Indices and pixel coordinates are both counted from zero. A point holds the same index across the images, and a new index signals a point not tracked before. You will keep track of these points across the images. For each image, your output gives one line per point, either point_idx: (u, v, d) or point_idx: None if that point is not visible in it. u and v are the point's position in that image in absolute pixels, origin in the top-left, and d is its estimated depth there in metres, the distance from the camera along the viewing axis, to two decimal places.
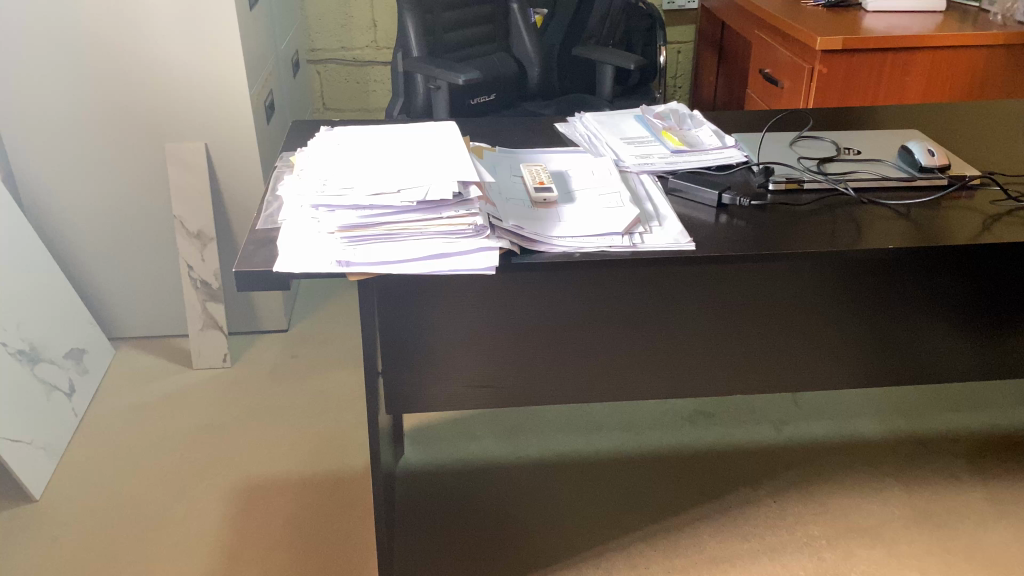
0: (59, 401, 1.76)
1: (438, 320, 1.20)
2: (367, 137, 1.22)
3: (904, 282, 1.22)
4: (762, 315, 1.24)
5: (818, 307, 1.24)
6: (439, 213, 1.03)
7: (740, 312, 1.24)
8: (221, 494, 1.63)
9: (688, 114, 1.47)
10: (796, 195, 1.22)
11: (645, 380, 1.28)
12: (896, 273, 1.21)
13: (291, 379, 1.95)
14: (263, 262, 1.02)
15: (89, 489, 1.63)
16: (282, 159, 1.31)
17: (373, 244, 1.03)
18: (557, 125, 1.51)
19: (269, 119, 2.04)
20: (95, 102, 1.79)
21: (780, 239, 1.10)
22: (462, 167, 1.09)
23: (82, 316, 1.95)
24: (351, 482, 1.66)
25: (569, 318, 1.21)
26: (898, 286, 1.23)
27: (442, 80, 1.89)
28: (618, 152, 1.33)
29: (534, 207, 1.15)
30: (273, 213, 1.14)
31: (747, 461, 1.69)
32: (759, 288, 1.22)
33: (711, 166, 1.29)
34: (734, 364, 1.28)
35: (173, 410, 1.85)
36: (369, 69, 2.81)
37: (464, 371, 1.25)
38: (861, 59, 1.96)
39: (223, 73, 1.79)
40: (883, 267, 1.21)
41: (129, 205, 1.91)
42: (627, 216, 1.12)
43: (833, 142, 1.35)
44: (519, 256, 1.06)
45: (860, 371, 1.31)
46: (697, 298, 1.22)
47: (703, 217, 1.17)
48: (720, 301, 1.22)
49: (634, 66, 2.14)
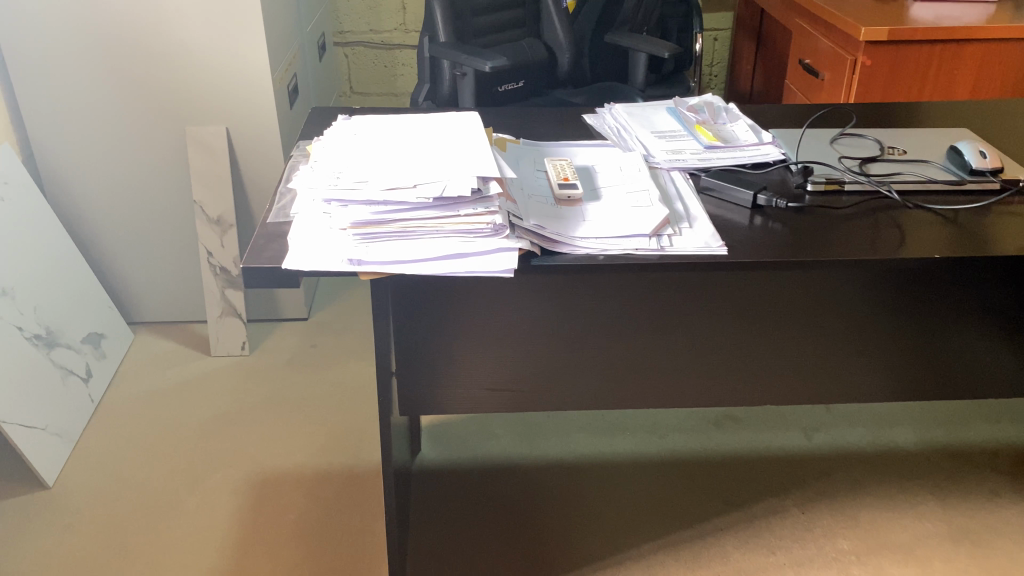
0: (75, 386, 1.74)
1: (456, 322, 1.15)
2: (385, 127, 1.17)
3: (947, 295, 1.14)
4: (792, 324, 1.18)
5: (853, 319, 1.17)
6: (455, 211, 0.98)
7: (769, 321, 1.17)
8: (234, 486, 1.60)
9: (723, 106, 1.40)
10: (836, 196, 1.15)
11: (670, 387, 1.23)
12: (940, 286, 1.13)
13: (309, 369, 1.91)
14: (272, 258, 0.98)
15: (101, 477, 1.61)
16: (298, 149, 1.26)
17: (386, 241, 0.98)
18: (584, 116, 1.45)
19: (292, 103, 1.99)
20: (116, 83, 1.76)
21: (819, 246, 1.03)
22: (483, 162, 1.04)
23: (101, 299, 1.93)
24: (366, 477, 1.63)
25: (591, 323, 1.16)
26: (940, 299, 1.15)
27: (468, 66, 1.83)
28: (649, 146, 1.27)
29: (557, 205, 1.09)
30: (286, 205, 1.10)
31: (775, 468, 1.63)
32: (792, 298, 1.15)
33: (746, 164, 1.22)
34: (758, 372, 1.23)
35: (190, 398, 1.82)
36: (398, 52, 2.76)
37: (480, 374, 1.20)
38: (908, 51, 1.87)
39: (247, 57, 1.75)
40: (926, 279, 1.13)
41: (149, 188, 1.88)
42: (656, 217, 1.06)
43: (877, 140, 1.27)
44: (540, 258, 1.00)
45: (896, 384, 1.25)
46: (726, 308, 1.15)
47: (736, 219, 1.10)
48: (748, 309, 1.16)
49: (668, 54, 2.06)
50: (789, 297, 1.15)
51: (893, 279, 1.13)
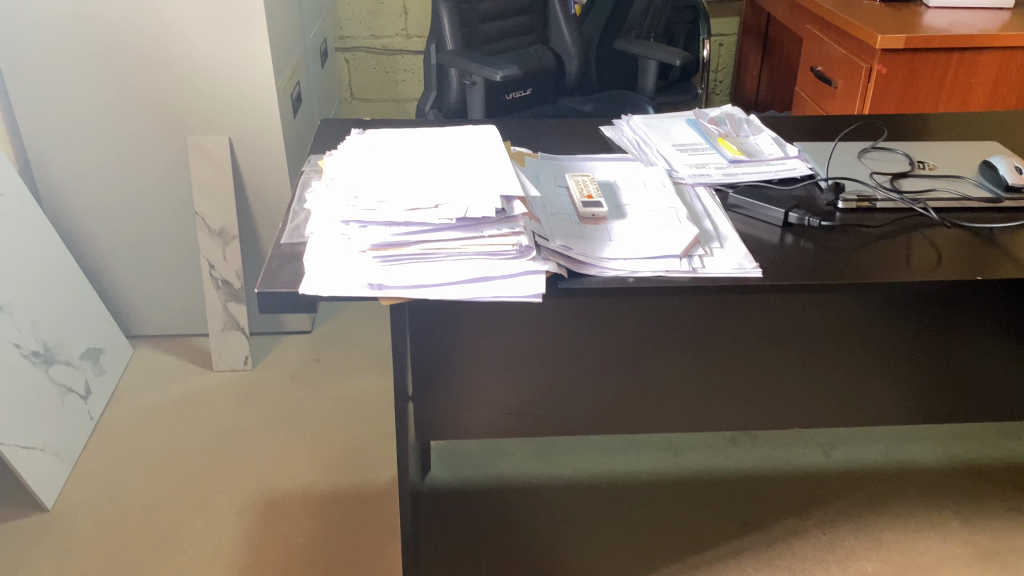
0: (74, 404, 1.70)
1: (476, 346, 1.11)
2: (401, 142, 1.13)
3: (975, 320, 1.10)
4: (815, 350, 1.13)
5: (878, 344, 1.12)
6: (479, 231, 0.94)
7: (792, 346, 1.12)
8: (239, 507, 1.55)
9: (744, 117, 1.37)
10: (868, 215, 1.11)
11: (694, 410, 1.19)
12: (968, 312, 1.08)
13: (314, 384, 1.87)
14: (288, 281, 0.94)
15: (102, 499, 1.56)
16: (310, 164, 1.21)
17: (407, 264, 0.93)
18: (601, 128, 1.41)
19: (296, 112, 1.95)
20: (115, 91, 1.71)
21: (855, 268, 1.00)
22: (507, 179, 1.00)
23: (99, 313, 1.88)
24: (375, 498, 1.58)
25: (616, 347, 1.11)
26: (968, 324, 1.10)
27: (478, 75, 1.78)
28: (672, 161, 1.23)
29: (582, 223, 1.05)
30: (300, 224, 1.05)
31: (794, 487, 1.59)
32: (819, 326, 1.10)
33: (772, 179, 1.19)
34: (784, 395, 1.18)
35: (193, 415, 1.78)
36: (399, 58, 2.72)
37: (499, 398, 1.16)
38: (924, 60, 1.84)
39: (250, 64, 1.71)
40: (955, 306, 1.08)
41: (149, 200, 1.84)
42: (686, 236, 1.02)
43: (906, 154, 1.24)
44: (567, 280, 0.96)
45: (923, 406, 1.21)
46: (753, 333, 1.11)
47: (767, 238, 1.06)
48: (771, 334, 1.11)
49: (680, 62, 2.02)
50: (813, 324, 1.10)
51: (922, 306, 1.08)
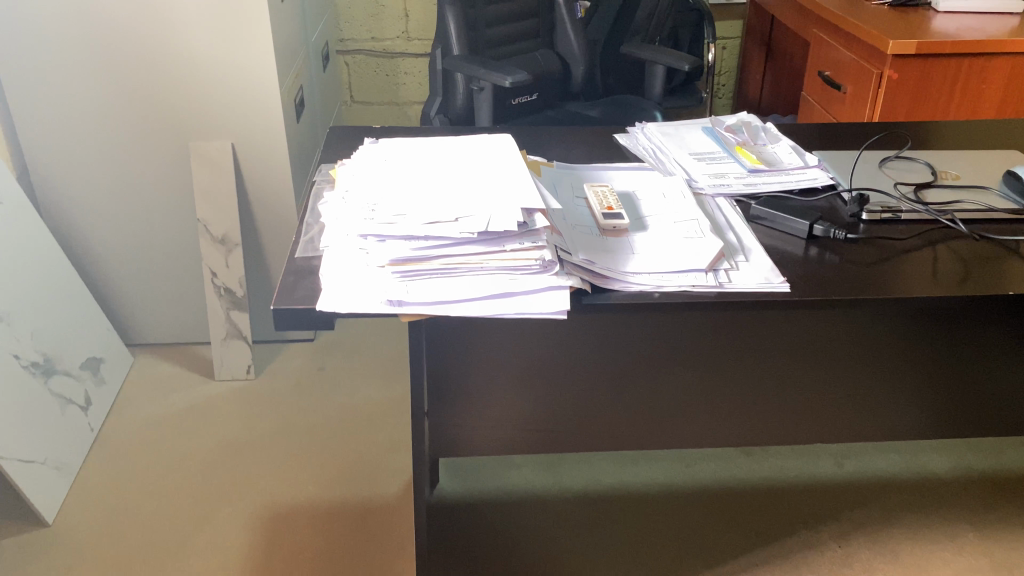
0: (75, 416, 1.66)
1: (495, 363, 1.07)
2: (416, 151, 1.10)
3: (997, 330, 1.07)
4: (835, 364, 1.10)
5: (898, 357, 1.10)
6: (501, 245, 0.91)
7: (812, 360, 1.09)
8: (245, 522, 1.52)
9: (761, 126, 1.35)
10: (892, 226, 1.09)
11: (717, 427, 1.16)
12: (990, 322, 1.06)
13: (319, 394, 1.84)
14: (305, 298, 0.91)
15: (104, 513, 1.53)
16: (320, 174, 1.18)
17: (427, 280, 0.91)
18: (615, 136, 1.39)
19: (299, 117, 1.92)
20: (116, 96, 1.68)
21: (885, 282, 0.97)
22: (528, 191, 0.98)
23: (99, 323, 1.84)
24: (383, 511, 1.56)
25: (638, 366, 1.08)
26: (990, 335, 1.08)
27: (486, 81, 1.75)
28: (690, 171, 1.21)
29: (603, 236, 1.03)
30: (314, 237, 1.02)
31: (808, 498, 1.57)
32: (841, 340, 1.07)
33: (793, 190, 1.17)
34: (806, 414, 1.15)
35: (195, 426, 1.74)
36: (400, 61, 2.69)
37: (516, 415, 1.13)
38: (936, 65, 1.82)
39: (254, 69, 1.68)
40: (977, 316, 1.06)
41: (150, 207, 1.80)
42: (710, 249, 1.00)
43: (928, 164, 1.22)
44: (591, 296, 0.93)
45: (946, 421, 1.18)
46: (777, 349, 1.08)
47: (792, 251, 1.04)
48: (791, 349, 1.08)
49: (688, 67, 1.98)
50: (834, 338, 1.07)
51: (944, 317, 1.05)
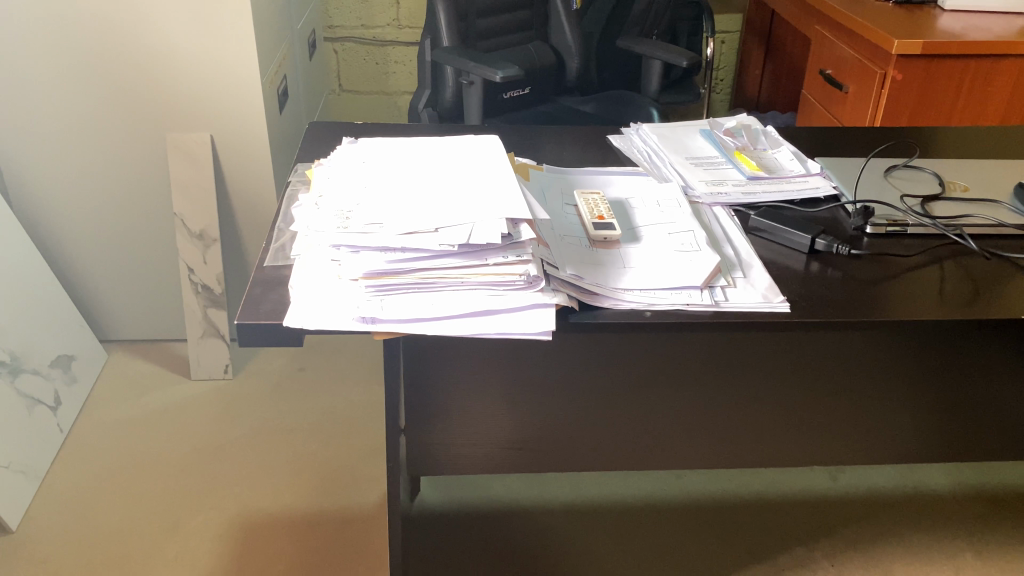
0: (43, 417, 1.60)
1: (477, 380, 1.02)
2: (397, 153, 1.04)
3: (995, 353, 1.01)
4: (826, 384, 1.04)
5: (892, 378, 1.04)
6: (484, 259, 0.86)
7: (803, 381, 1.04)
8: (218, 531, 1.47)
9: (761, 129, 1.29)
10: (896, 241, 1.03)
11: (707, 448, 1.11)
12: (990, 344, 1.00)
13: (298, 396, 1.78)
14: (271, 312, 0.85)
15: (71, 521, 1.47)
16: (296, 175, 1.12)
17: (402, 294, 0.84)
18: (608, 137, 1.33)
19: (282, 107, 1.85)
20: (89, 86, 1.60)
21: (890, 303, 0.92)
22: (514, 200, 0.92)
23: (71, 319, 1.78)
24: (362, 521, 1.50)
25: (626, 384, 1.03)
26: (988, 357, 1.02)
27: (476, 75, 1.68)
28: (687, 177, 1.15)
29: (593, 247, 0.97)
30: (285, 244, 0.96)
31: (800, 514, 1.52)
32: (839, 364, 1.02)
33: (793, 200, 1.11)
34: (796, 435, 1.10)
35: (168, 429, 1.68)
36: (390, 49, 2.62)
37: (497, 434, 1.07)
38: (943, 67, 1.76)
39: (234, 57, 1.60)
40: (976, 338, 1.00)
41: (124, 199, 1.73)
42: (707, 264, 0.94)
43: (935, 174, 1.16)
44: (578, 314, 0.88)
45: (941, 444, 1.13)
46: (770, 368, 1.02)
47: (792, 267, 0.98)
48: (781, 368, 1.02)
49: (686, 63, 1.91)
50: (826, 357, 1.01)
51: (941, 339, 0.99)
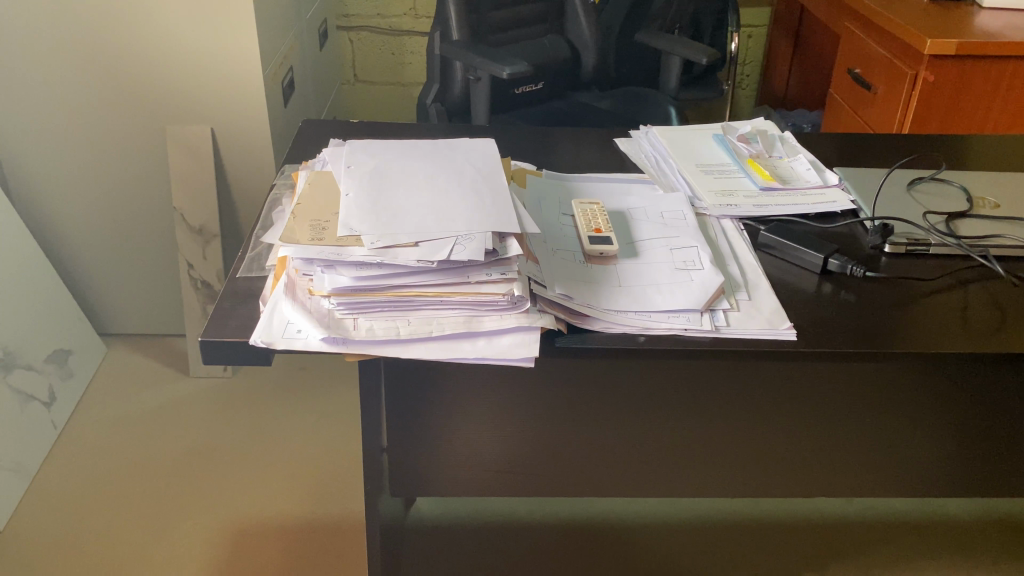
0: (36, 413, 1.58)
1: (462, 400, 0.97)
2: (385, 157, 0.98)
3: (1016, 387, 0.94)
4: (831, 414, 0.97)
5: (902, 410, 0.97)
6: (465, 276, 0.80)
7: (805, 409, 0.97)
8: (206, 537, 1.43)
9: (778, 135, 1.22)
10: (915, 262, 0.96)
11: (707, 473, 1.05)
12: (1009, 378, 0.93)
13: (297, 398, 1.74)
14: (238, 328, 0.80)
15: (58, 522, 1.45)
16: (281, 178, 1.07)
17: (376, 314, 0.79)
18: (616, 140, 1.26)
19: (287, 101, 1.80)
20: (85, 77, 1.56)
21: (909, 332, 0.84)
22: (502, 213, 0.86)
23: (70, 312, 1.75)
24: (354, 533, 1.45)
25: (621, 407, 0.97)
26: (1007, 391, 0.94)
27: (484, 71, 1.61)
28: (694, 186, 1.08)
29: (588, 263, 0.91)
30: (261, 254, 0.91)
31: (812, 537, 1.45)
32: (855, 392, 0.95)
33: (808, 213, 1.04)
34: (798, 463, 1.03)
35: (164, 428, 1.65)
36: (406, 39, 2.56)
37: (484, 454, 1.02)
38: (977, 68, 1.66)
39: (235, 49, 1.54)
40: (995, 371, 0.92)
41: (123, 192, 1.69)
42: (709, 286, 0.87)
43: (963, 188, 1.08)
44: (565, 337, 0.82)
45: (953, 479, 1.05)
46: (773, 397, 0.96)
47: (802, 288, 0.91)
48: (782, 396, 0.96)
49: (706, 61, 1.83)
50: (830, 386, 0.94)
51: (957, 370, 0.92)
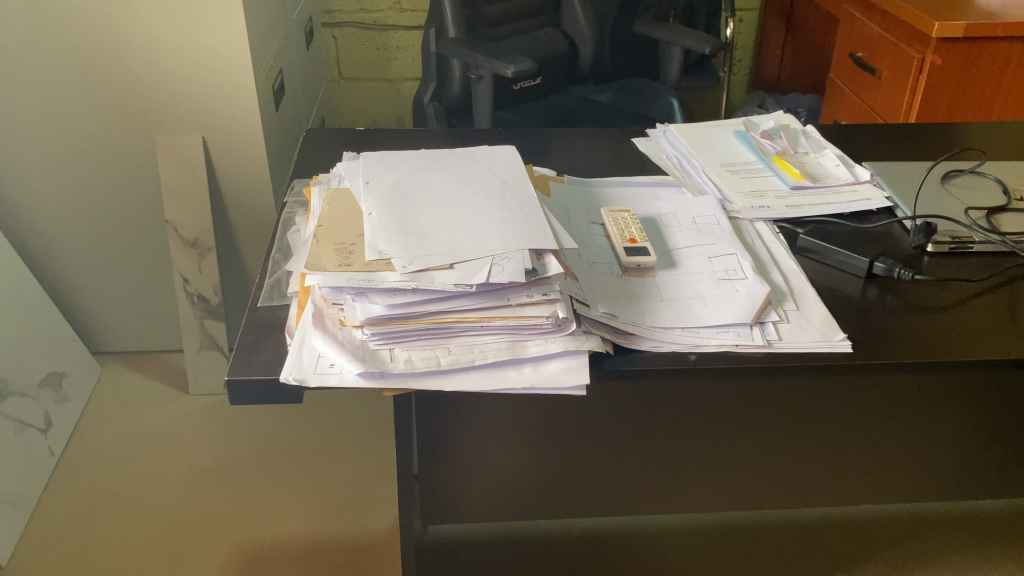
0: (32, 441, 1.51)
1: (497, 426, 0.93)
2: (405, 169, 0.93)
3: None
4: (858, 425, 0.94)
5: (928, 420, 0.94)
6: (506, 299, 0.75)
7: (834, 421, 0.94)
8: (219, 564, 1.38)
9: (800, 129, 1.18)
10: (959, 261, 0.93)
11: (746, 485, 1.02)
12: None
13: (302, 412, 1.69)
14: (265, 364, 0.75)
15: (62, 555, 1.39)
16: (292, 195, 1.01)
17: (413, 343, 0.75)
18: (633, 140, 1.22)
19: (278, 104, 1.73)
20: (68, 88, 1.48)
21: (963, 339, 0.81)
22: (540, 229, 0.81)
23: (62, 332, 1.69)
24: (373, 552, 1.41)
25: (661, 423, 0.93)
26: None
27: (486, 69, 1.56)
28: (723, 187, 1.04)
29: (625, 275, 0.87)
30: (281, 280, 0.86)
31: (839, 533, 1.42)
32: (883, 404, 0.92)
33: (843, 212, 1.00)
34: (832, 473, 1.00)
35: (167, 449, 1.60)
36: (391, 34, 2.49)
37: (515, 476, 0.98)
38: (987, 50, 1.64)
39: (226, 55, 1.47)
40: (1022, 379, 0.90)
41: (110, 206, 1.62)
42: (756, 296, 0.83)
43: (998, 180, 1.05)
44: (612, 358, 0.78)
45: (971, 483, 1.03)
46: (811, 410, 0.92)
47: (849, 294, 0.88)
48: (816, 409, 0.92)
49: (710, 51, 1.78)
50: (857, 398, 0.91)
51: (980, 381, 0.90)
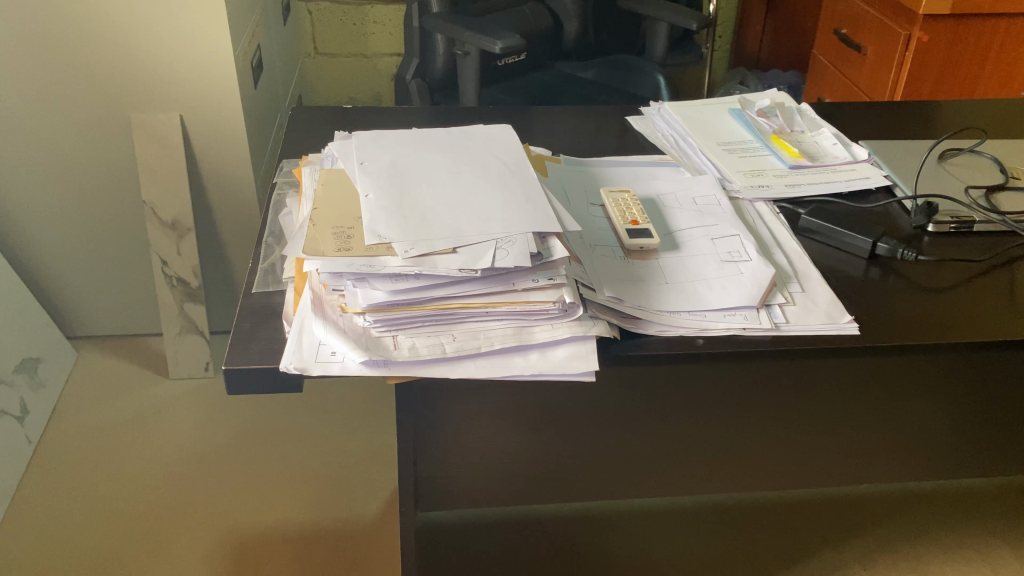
0: (8, 429, 1.47)
1: (498, 414, 0.91)
2: (402, 150, 0.91)
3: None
4: (854, 407, 0.94)
5: (920, 401, 0.94)
6: (511, 284, 0.73)
7: (832, 404, 0.93)
8: (206, 551, 1.35)
9: (795, 108, 1.17)
10: (959, 241, 0.93)
11: (745, 467, 1.01)
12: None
13: (286, 396, 1.66)
14: (264, 353, 0.73)
15: (43, 546, 1.35)
16: (281, 176, 0.98)
17: (417, 329, 0.73)
18: (627, 119, 1.20)
19: (256, 82, 1.68)
20: (39, 65, 1.43)
21: (968, 319, 0.81)
22: (544, 212, 0.79)
23: (35, 317, 1.64)
24: (365, 537, 1.39)
25: (663, 408, 0.92)
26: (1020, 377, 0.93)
27: (473, 45, 1.53)
28: (721, 167, 1.02)
29: (629, 258, 0.85)
30: (275, 264, 0.84)
31: (828, 511, 1.43)
32: (879, 387, 0.92)
33: (842, 192, 1.00)
34: (828, 456, 1.00)
35: (148, 436, 1.56)
36: (368, 9, 2.44)
37: (513, 463, 0.97)
38: (972, 27, 1.64)
39: (205, 31, 1.42)
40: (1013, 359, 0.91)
41: (84, 187, 1.57)
42: (761, 278, 0.82)
43: (995, 159, 1.05)
44: (619, 343, 0.76)
45: (960, 462, 1.04)
46: (811, 393, 0.92)
47: (852, 275, 0.87)
48: (816, 392, 0.92)
49: (696, 27, 1.76)
50: (853, 381, 0.91)
51: (972, 363, 0.90)
